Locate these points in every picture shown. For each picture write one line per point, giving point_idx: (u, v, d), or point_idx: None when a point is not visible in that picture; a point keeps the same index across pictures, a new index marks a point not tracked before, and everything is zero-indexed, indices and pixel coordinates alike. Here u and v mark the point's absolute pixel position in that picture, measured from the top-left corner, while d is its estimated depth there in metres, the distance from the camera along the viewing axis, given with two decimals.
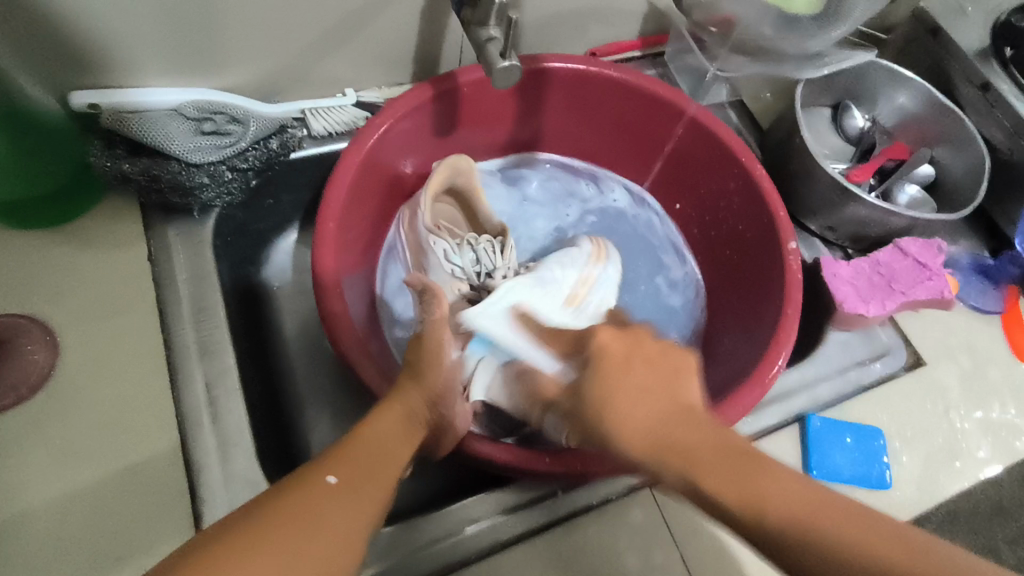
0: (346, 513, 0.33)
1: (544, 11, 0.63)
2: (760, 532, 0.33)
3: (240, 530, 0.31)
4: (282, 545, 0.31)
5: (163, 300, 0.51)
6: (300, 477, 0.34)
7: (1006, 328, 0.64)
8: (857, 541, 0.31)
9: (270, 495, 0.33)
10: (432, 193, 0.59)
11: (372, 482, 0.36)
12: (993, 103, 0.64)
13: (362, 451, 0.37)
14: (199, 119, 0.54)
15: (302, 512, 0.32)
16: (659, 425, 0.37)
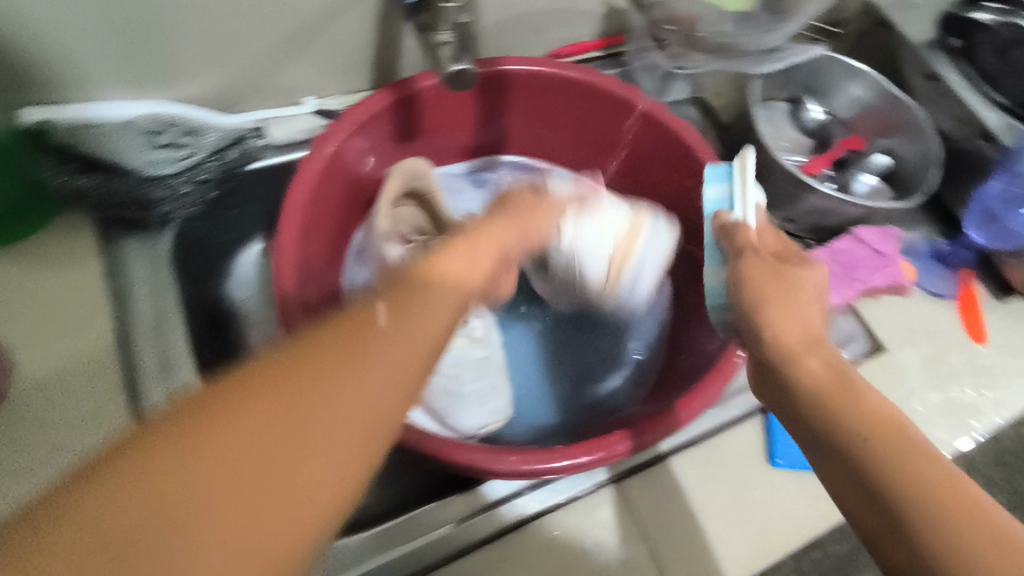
0: (346, 402, 0.29)
1: (501, 15, 0.64)
2: (821, 414, 0.36)
3: (207, 419, 0.27)
4: (249, 444, 0.27)
5: (121, 319, 0.51)
6: (283, 361, 0.30)
7: (964, 312, 0.65)
8: (921, 451, 0.33)
9: (250, 377, 0.29)
10: (392, 197, 0.60)
11: (372, 373, 0.31)
12: (942, 93, 0.65)
13: (360, 336, 0.31)
14: (154, 131, 0.53)
15: (288, 400, 0.29)
16: (823, 338, 0.39)
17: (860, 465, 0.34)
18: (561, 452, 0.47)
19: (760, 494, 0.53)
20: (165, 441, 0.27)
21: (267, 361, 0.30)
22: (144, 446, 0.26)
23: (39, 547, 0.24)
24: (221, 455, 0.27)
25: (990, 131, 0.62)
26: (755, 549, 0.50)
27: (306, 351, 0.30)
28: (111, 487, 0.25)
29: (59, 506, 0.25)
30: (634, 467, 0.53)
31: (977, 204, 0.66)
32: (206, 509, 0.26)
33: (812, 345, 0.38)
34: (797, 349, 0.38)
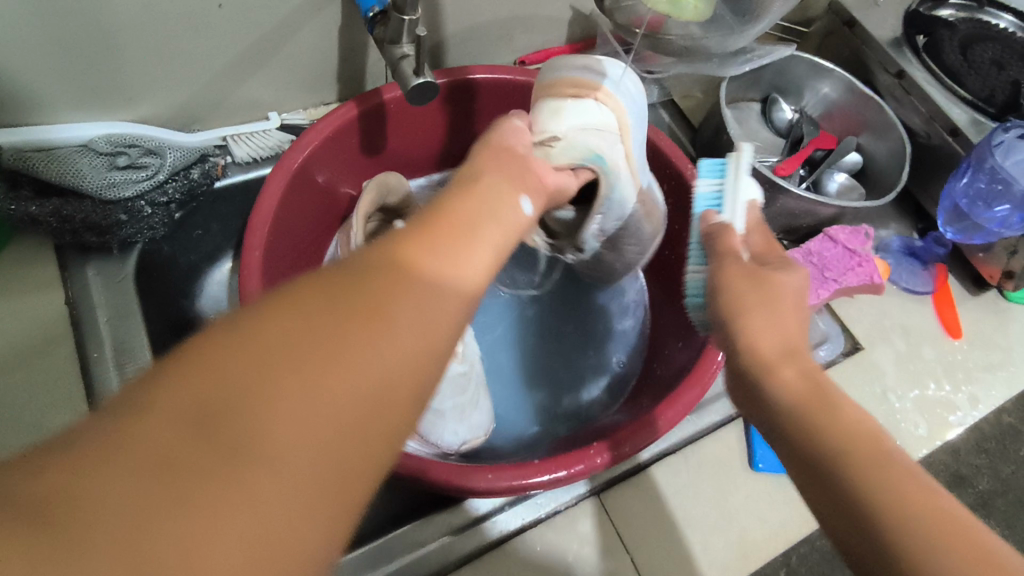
0: (433, 308, 0.26)
1: (466, 23, 0.63)
2: (840, 474, 0.28)
3: (268, 321, 0.23)
4: (318, 343, 0.23)
5: (83, 347, 0.50)
6: (353, 269, 0.26)
7: (937, 307, 0.66)
8: (955, 523, 0.27)
9: (318, 281, 0.25)
10: (364, 213, 0.58)
11: (443, 287, 0.27)
12: (908, 90, 0.66)
13: (433, 250, 0.28)
14: (112, 153, 0.52)
15: (356, 310, 0.24)
16: (801, 344, 0.33)
17: (885, 544, 0.27)
18: (539, 467, 0.47)
19: (739, 499, 0.53)
20: (218, 340, 0.22)
21: (336, 269, 0.25)
22: (190, 351, 0.21)
23: (82, 471, 0.18)
24: (291, 362, 0.22)
25: (956, 127, 0.62)
26: (736, 554, 0.51)
27: (367, 259, 0.26)
28: (162, 390, 0.20)
29: (105, 407, 0.20)
30: (614, 479, 0.52)
31: (947, 199, 0.64)
32: (275, 418, 0.21)
33: (789, 350, 0.32)
34: (772, 358, 0.32)
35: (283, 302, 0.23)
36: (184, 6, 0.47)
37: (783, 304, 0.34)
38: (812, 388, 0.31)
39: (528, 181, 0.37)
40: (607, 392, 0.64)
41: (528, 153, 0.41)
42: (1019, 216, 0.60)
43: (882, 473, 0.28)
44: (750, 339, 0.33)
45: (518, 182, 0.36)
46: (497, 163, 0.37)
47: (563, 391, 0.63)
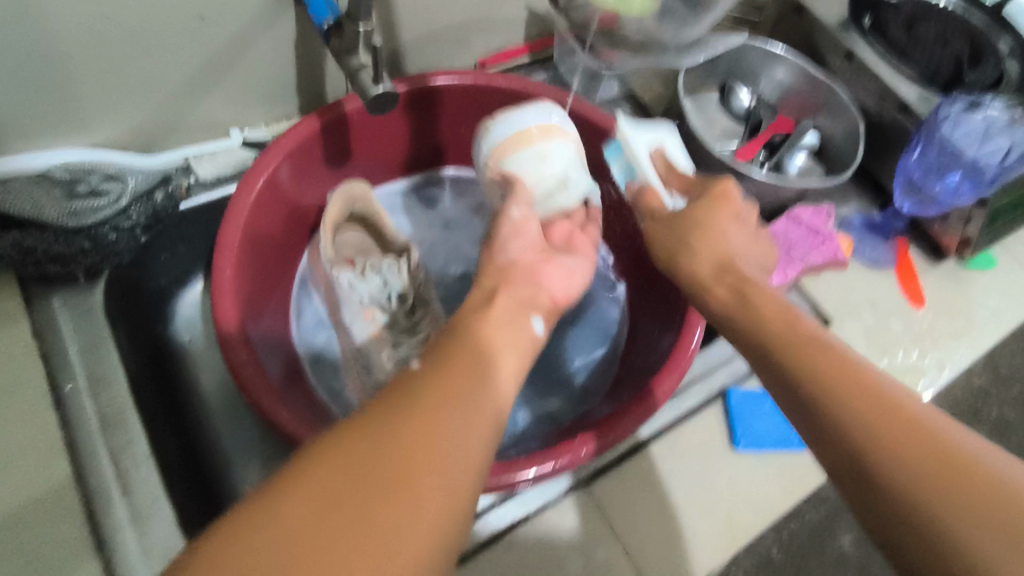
0: (453, 449, 0.29)
1: (423, 29, 0.63)
2: (818, 397, 0.34)
3: (312, 487, 0.27)
4: (354, 512, 0.26)
5: (54, 379, 0.49)
6: (385, 421, 0.29)
7: (900, 278, 0.68)
8: (917, 418, 0.31)
9: (354, 439, 0.28)
10: (331, 224, 0.59)
11: (465, 441, 0.30)
12: (859, 70, 0.68)
13: (459, 400, 0.31)
14: (71, 180, 0.51)
15: (387, 474, 0.27)
16: (738, 253, 0.43)
17: (905, 495, 0.30)
18: (527, 461, 0.47)
19: (724, 480, 0.54)
20: (274, 506, 0.26)
21: (368, 417, 0.29)
22: (244, 517, 0.26)
23: None
24: (336, 527, 0.26)
25: (907, 104, 0.64)
26: (722, 534, 0.52)
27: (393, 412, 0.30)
28: (239, 545, 0.25)
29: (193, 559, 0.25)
30: (601, 469, 0.53)
31: (901, 174, 0.66)
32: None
33: (723, 269, 0.42)
34: (708, 277, 0.42)
35: (319, 461, 0.27)
36: (135, 25, 0.47)
37: (718, 232, 0.44)
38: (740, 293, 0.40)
39: (529, 286, 0.42)
40: (591, 378, 0.64)
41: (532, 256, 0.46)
42: (970, 184, 0.62)
43: (853, 391, 0.33)
44: (696, 264, 0.43)
45: (529, 300, 0.41)
46: (515, 281, 0.42)
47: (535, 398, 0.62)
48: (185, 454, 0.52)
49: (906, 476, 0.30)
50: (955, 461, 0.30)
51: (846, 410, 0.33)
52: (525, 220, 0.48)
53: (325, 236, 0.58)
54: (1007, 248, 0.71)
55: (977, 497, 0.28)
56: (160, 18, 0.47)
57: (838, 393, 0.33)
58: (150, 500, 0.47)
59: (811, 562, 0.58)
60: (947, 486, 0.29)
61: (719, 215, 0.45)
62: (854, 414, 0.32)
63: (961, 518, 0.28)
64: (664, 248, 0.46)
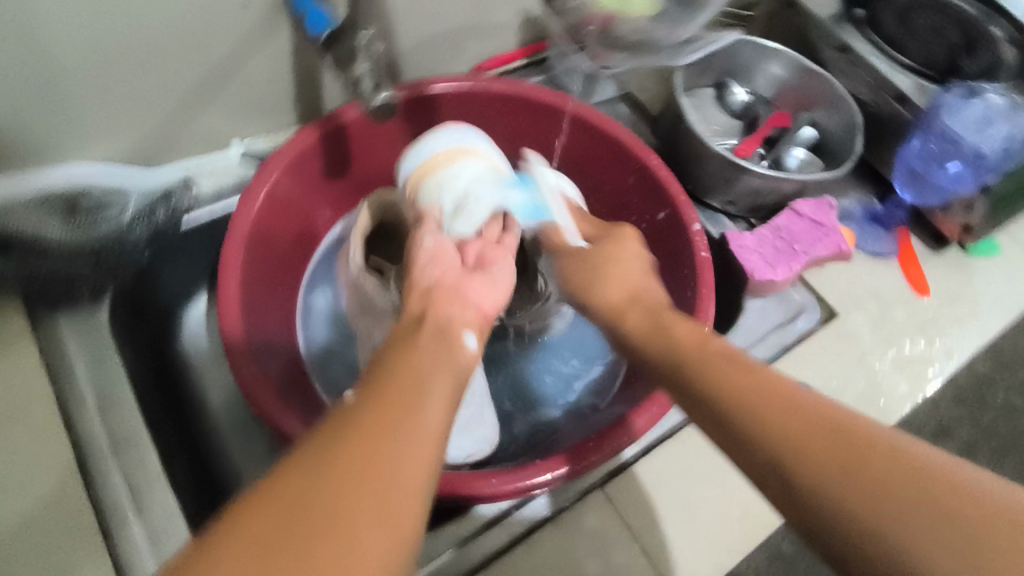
0: (399, 463, 0.28)
1: (418, 36, 0.63)
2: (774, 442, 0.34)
3: (236, 556, 0.24)
4: (292, 561, 0.24)
5: (63, 402, 0.48)
6: (316, 466, 0.27)
7: (904, 267, 0.68)
8: (853, 434, 0.32)
9: (286, 489, 0.26)
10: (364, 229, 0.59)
11: (406, 462, 0.29)
12: (854, 62, 0.68)
13: (392, 430, 0.29)
14: (69, 204, 0.53)
15: (319, 522, 0.25)
16: (643, 289, 0.49)
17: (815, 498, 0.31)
18: (542, 465, 0.47)
19: (739, 477, 0.54)
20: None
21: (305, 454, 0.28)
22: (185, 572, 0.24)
23: None
24: None
25: (903, 93, 0.64)
26: (741, 530, 0.52)
27: (323, 458, 0.27)
28: None
29: None
30: (614, 471, 0.54)
31: (901, 165, 0.69)
32: None
33: (705, 340, 0.41)
34: (622, 304, 0.48)
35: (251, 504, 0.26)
36: (130, 42, 0.47)
37: (629, 269, 0.50)
38: (654, 330, 0.44)
39: (454, 305, 0.42)
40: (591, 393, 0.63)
41: (455, 275, 0.45)
42: (971, 171, 0.63)
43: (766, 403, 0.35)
44: (605, 295, 0.49)
45: (454, 322, 0.40)
46: (440, 302, 0.42)
47: (540, 404, 0.62)
48: (198, 475, 0.52)
49: (836, 489, 0.31)
50: (893, 465, 0.30)
51: (749, 399, 0.36)
52: (437, 248, 0.47)
53: (355, 244, 0.59)
54: (1009, 234, 0.72)
55: (929, 504, 0.29)
56: (157, 33, 0.47)
57: (736, 391, 0.36)
58: (166, 517, 0.47)
59: None
60: (876, 483, 0.30)
61: (621, 248, 0.52)
62: (768, 417, 0.34)
63: (892, 509, 0.29)
64: (575, 286, 0.52)
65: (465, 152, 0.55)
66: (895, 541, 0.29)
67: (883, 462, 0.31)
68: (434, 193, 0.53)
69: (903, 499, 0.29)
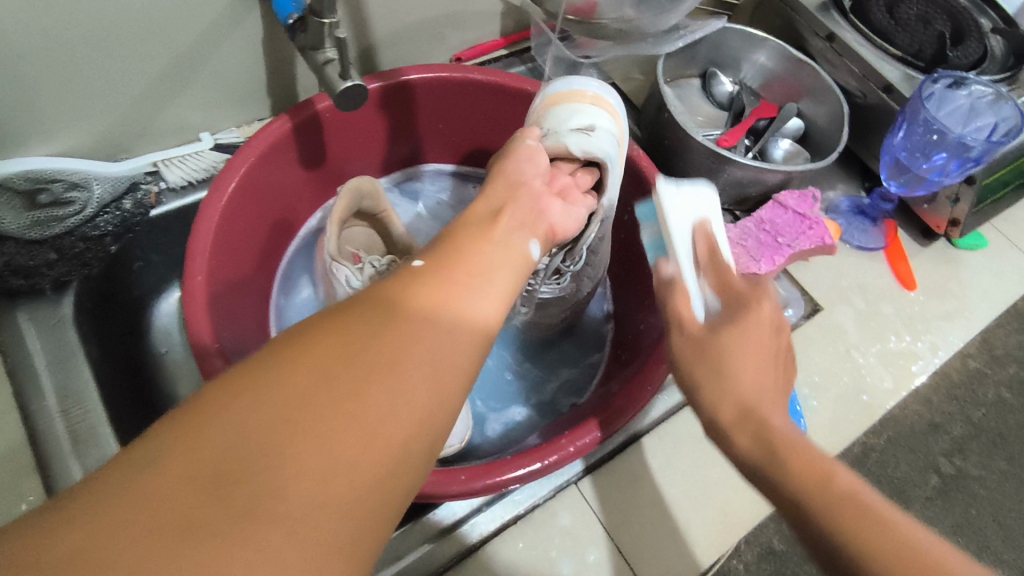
0: (445, 330, 0.27)
1: (395, 24, 0.62)
2: (848, 555, 0.29)
3: (277, 391, 0.22)
4: (338, 398, 0.23)
5: (21, 395, 0.48)
6: (311, 361, 0.23)
7: (890, 261, 0.67)
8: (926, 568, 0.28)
9: (273, 380, 0.23)
10: (340, 218, 0.57)
11: (453, 335, 0.27)
12: (840, 52, 0.66)
13: (442, 296, 0.28)
14: (32, 190, 0.49)
15: (367, 364, 0.24)
16: (756, 394, 0.35)
17: None
18: (514, 462, 0.46)
19: (718, 475, 0.53)
20: (152, 464, 0.20)
21: (356, 308, 0.27)
22: (216, 403, 0.22)
23: (101, 530, 0.19)
24: (314, 415, 0.22)
25: (890, 84, 0.63)
26: (718, 527, 0.51)
27: (321, 353, 0.24)
28: (199, 437, 0.21)
29: (144, 456, 0.21)
30: (591, 467, 0.52)
31: (886, 155, 0.65)
32: (291, 483, 0.21)
33: (747, 417, 0.34)
34: (720, 412, 0.36)
35: (295, 344, 0.24)
36: (88, 29, 0.45)
37: (744, 358, 0.36)
38: (747, 415, 0.35)
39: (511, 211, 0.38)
40: (567, 391, 0.63)
41: (539, 186, 0.42)
42: (956, 163, 0.61)
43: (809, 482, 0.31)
44: (714, 395, 0.36)
45: (528, 225, 0.38)
46: (520, 202, 0.39)
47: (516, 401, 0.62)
48: None
49: None
50: None
51: (788, 476, 0.32)
52: (533, 154, 0.45)
53: (331, 229, 0.56)
54: (997, 228, 0.71)
55: None
56: (116, 20, 0.46)
57: (778, 465, 0.32)
58: None
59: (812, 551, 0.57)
60: None
61: (753, 336, 0.37)
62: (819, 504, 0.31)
63: None
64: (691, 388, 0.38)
65: (599, 99, 0.50)
66: None
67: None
68: (561, 114, 0.48)
69: None
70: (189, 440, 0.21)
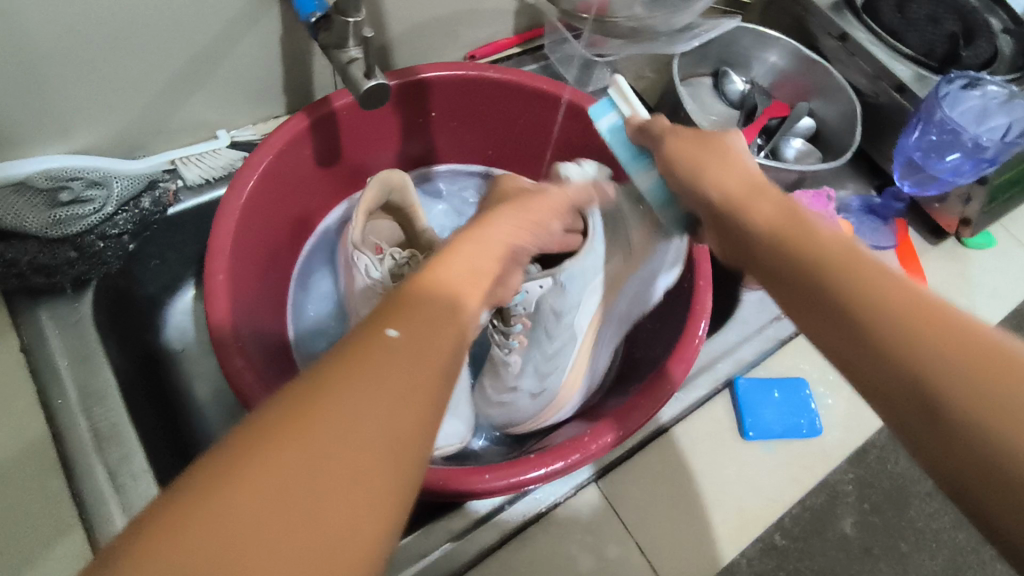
0: (402, 384, 0.27)
1: (410, 22, 0.62)
2: (871, 326, 0.29)
3: (241, 491, 0.23)
4: (303, 494, 0.23)
5: (43, 394, 0.48)
6: (297, 447, 0.24)
7: (902, 261, 0.67)
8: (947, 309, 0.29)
9: (263, 466, 0.23)
10: (367, 208, 0.57)
11: (415, 391, 0.27)
12: (853, 52, 0.66)
13: (404, 352, 0.28)
14: (53, 188, 0.50)
15: (329, 451, 0.24)
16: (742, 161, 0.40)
17: (903, 357, 0.28)
18: (536, 460, 0.46)
19: (733, 472, 0.54)
20: (142, 556, 0.21)
21: (314, 377, 0.26)
22: (186, 499, 0.23)
23: None
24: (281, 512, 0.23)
25: (902, 84, 0.63)
26: (735, 525, 0.52)
27: (313, 430, 0.25)
28: (167, 544, 0.22)
29: (115, 557, 0.21)
30: (610, 465, 0.53)
31: (901, 155, 0.66)
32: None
33: (791, 213, 0.35)
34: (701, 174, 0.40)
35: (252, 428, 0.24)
36: (110, 27, 0.45)
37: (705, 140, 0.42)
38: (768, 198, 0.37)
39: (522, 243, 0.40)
40: None
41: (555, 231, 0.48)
42: (971, 164, 0.62)
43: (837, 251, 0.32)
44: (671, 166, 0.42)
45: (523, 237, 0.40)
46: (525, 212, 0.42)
47: None
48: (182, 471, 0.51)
49: (922, 348, 0.27)
50: (974, 336, 0.27)
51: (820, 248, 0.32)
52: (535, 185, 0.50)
53: (358, 222, 0.56)
54: (1005, 228, 0.71)
55: (1002, 372, 0.26)
56: (137, 18, 0.46)
57: (812, 243, 0.33)
58: None
59: (814, 546, 0.54)
60: (956, 348, 0.27)
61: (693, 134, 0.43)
62: (853, 276, 0.30)
63: (990, 388, 0.26)
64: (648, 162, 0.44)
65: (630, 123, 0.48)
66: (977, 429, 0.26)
67: (974, 337, 0.27)
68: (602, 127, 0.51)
69: (982, 368, 0.26)
70: (155, 544, 0.22)
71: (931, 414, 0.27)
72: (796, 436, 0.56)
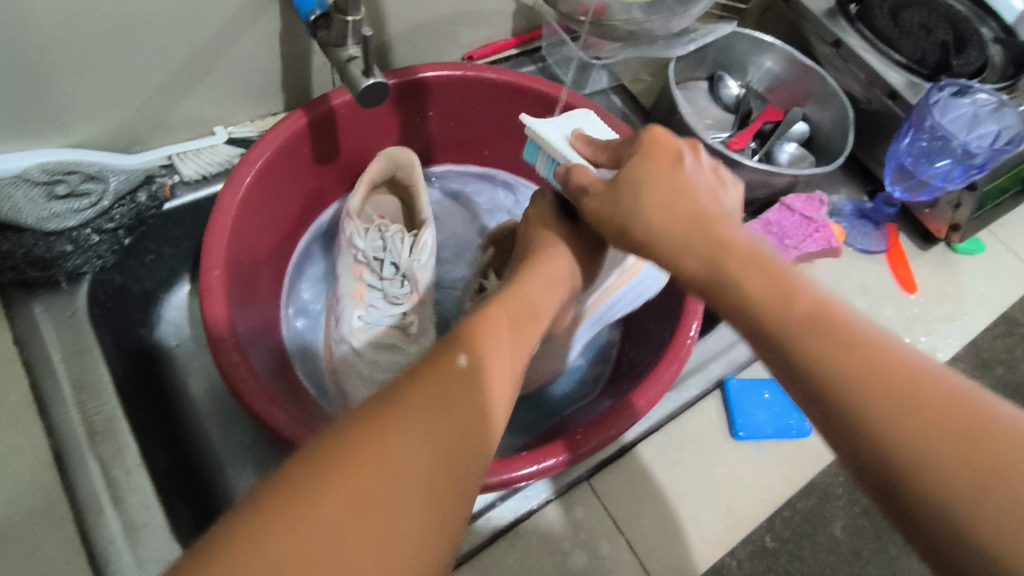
0: (461, 405, 0.31)
1: (409, 22, 0.62)
2: (841, 407, 0.27)
3: (289, 524, 0.24)
4: (355, 529, 0.25)
5: (38, 387, 0.48)
6: (341, 490, 0.26)
7: (892, 265, 0.69)
8: (919, 384, 0.27)
9: (311, 506, 0.25)
10: (370, 181, 0.60)
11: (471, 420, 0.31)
12: (847, 58, 0.67)
13: (451, 387, 0.31)
14: (50, 181, 0.50)
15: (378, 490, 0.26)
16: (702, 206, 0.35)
17: (870, 439, 0.27)
18: (528, 458, 0.47)
19: (724, 472, 0.54)
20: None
21: (374, 404, 0.29)
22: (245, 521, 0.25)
23: None
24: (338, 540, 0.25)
25: (895, 91, 0.64)
26: (725, 523, 0.52)
27: (361, 468, 0.26)
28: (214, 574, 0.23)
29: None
30: (602, 463, 0.53)
31: (891, 160, 0.67)
32: None
33: (753, 271, 0.32)
34: (666, 229, 0.35)
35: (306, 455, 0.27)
36: (109, 21, 0.45)
37: (676, 190, 0.36)
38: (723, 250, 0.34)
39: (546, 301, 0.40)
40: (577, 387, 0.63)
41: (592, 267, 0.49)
42: (960, 170, 0.63)
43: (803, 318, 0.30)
44: (650, 229, 0.36)
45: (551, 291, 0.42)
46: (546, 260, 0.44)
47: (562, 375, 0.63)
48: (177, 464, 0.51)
49: (888, 428, 0.26)
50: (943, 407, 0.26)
51: (783, 313, 0.30)
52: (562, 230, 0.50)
53: (360, 190, 0.59)
54: (995, 235, 0.72)
55: (968, 445, 0.25)
56: (136, 14, 0.46)
57: (778, 306, 0.30)
58: (147, 507, 0.46)
59: (804, 548, 0.54)
60: (926, 426, 0.26)
61: (657, 171, 0.37)
62: (822, 348, 0.28)
63: (964, 469, 0.25)
64: (609, 220, 0.39)
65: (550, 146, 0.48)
66: (957, 515, 0.25)
67: (946, 408, 0.26)
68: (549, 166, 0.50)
69: (953, 444, 0.25)
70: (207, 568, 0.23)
71: (905, 501, 0.26)
72: (786, 437, 0.56)
